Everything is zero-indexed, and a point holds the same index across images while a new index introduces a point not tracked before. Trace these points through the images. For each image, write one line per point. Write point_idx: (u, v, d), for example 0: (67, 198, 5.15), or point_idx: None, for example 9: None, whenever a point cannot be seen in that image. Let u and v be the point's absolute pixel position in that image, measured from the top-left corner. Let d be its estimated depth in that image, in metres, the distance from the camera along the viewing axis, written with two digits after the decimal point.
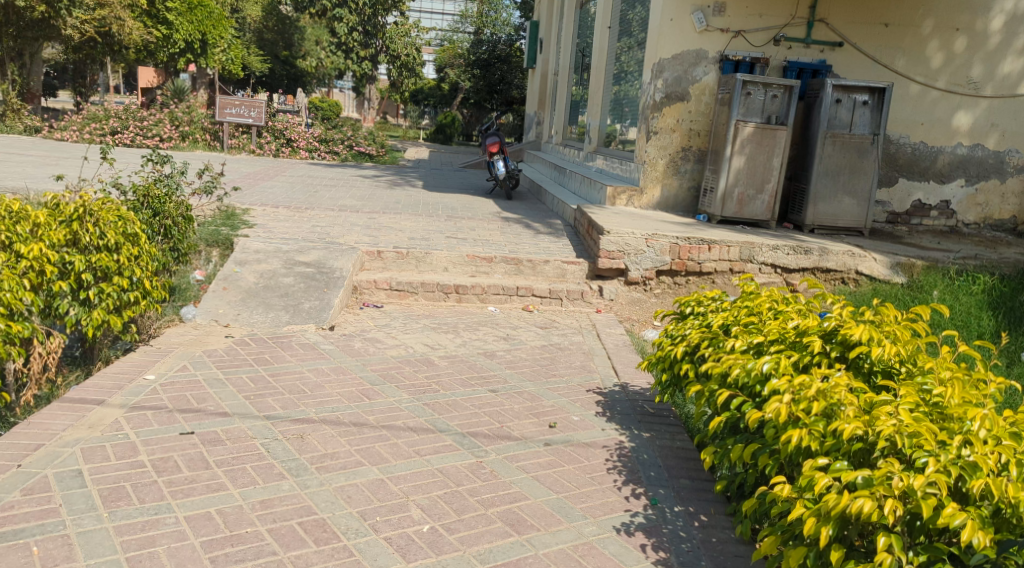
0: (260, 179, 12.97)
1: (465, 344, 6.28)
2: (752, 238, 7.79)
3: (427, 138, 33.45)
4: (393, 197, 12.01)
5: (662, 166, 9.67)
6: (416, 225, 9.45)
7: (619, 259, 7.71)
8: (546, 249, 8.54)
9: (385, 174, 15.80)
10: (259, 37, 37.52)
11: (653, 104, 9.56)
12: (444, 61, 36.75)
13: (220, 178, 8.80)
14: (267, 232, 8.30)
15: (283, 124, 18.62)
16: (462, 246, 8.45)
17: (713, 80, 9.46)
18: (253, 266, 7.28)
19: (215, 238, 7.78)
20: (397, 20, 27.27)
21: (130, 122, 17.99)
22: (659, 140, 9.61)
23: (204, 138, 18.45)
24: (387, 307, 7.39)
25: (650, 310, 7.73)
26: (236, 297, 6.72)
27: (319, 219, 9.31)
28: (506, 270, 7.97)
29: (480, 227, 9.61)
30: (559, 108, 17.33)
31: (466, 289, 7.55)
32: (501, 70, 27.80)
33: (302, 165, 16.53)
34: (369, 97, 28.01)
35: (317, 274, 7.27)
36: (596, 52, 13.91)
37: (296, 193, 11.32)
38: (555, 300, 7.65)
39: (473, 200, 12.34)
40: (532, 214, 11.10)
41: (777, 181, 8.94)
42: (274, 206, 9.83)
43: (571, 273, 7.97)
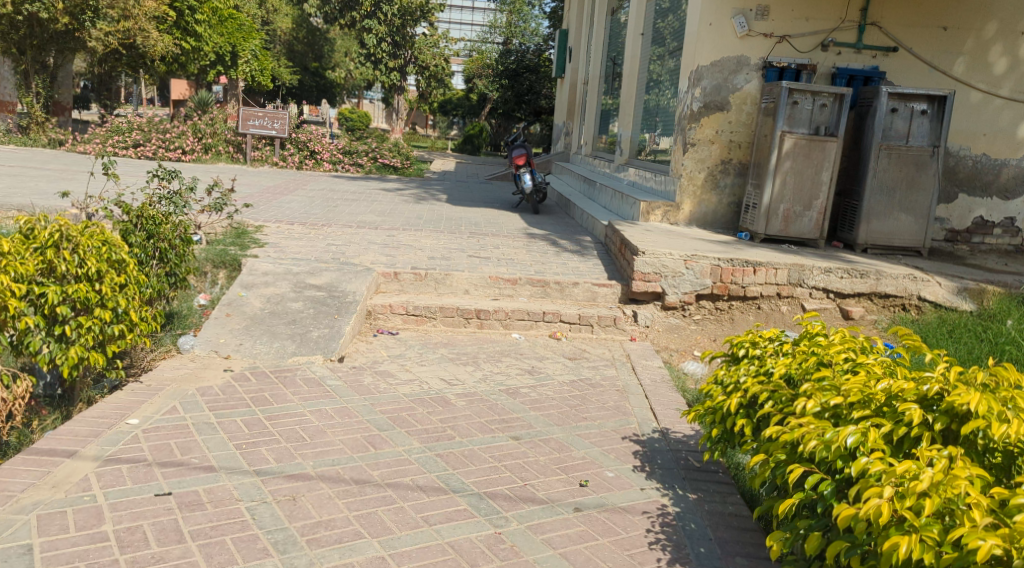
0: (279, 193, 12.53)
1: (486, 379, 5.69)
2: (802, 260, 7.17)
3: (455, 149, 32.99)
4: (415, 212, 11.50)
5: (700, 180, 9.06)
6: (437, 243, 8.90)
7: (655, 282, 7.10)
8: (575, 270, 7.95)
9: (409, 187, 15.31)
10: (288, 49, 37.40)
11: (690, 114, 8.97)
12: (473, 71, 36.29)
13: (231, 194, 8.31)
14: (279, 252, 7.79)
15: (307, 136, 18.21)
16: (485, 267, 7.90)
17: (755, 88, 8.84)
18: (259, 289, 6.76)
19: (221, 258, 7.29)
20: (424, 31, 26.89)
21: (153, 134, 17.73)
22: (697, 153, 9.01)
23: (227, 149, 18.12)
24: (403, 334, 6.83)
25: (691, 339, 7.10)
26: (239, 325, 6.19)
27: (335, 236, 8.80)
28: (531, 294, 7.39)
29: (505, 245, 9.05)
30: (589, 119, 16.72)
31: (488, 314, 6.96)
32: (530, 79, 27.31)
33: (324, 178, 16.09)
34: (397, 108, 27.58)
35: (327, 299, 6.73)
36: (628, 59, 13.27)
37: (314, 209, 10.83)
38: (584, 327, 7.00)
39: (498, 215, 11.79)
40: (560, 230, 10.51)
41: (826, 197, 8.28)
42: (289, 222, 9.34)
43: (602, 296, 7.37)
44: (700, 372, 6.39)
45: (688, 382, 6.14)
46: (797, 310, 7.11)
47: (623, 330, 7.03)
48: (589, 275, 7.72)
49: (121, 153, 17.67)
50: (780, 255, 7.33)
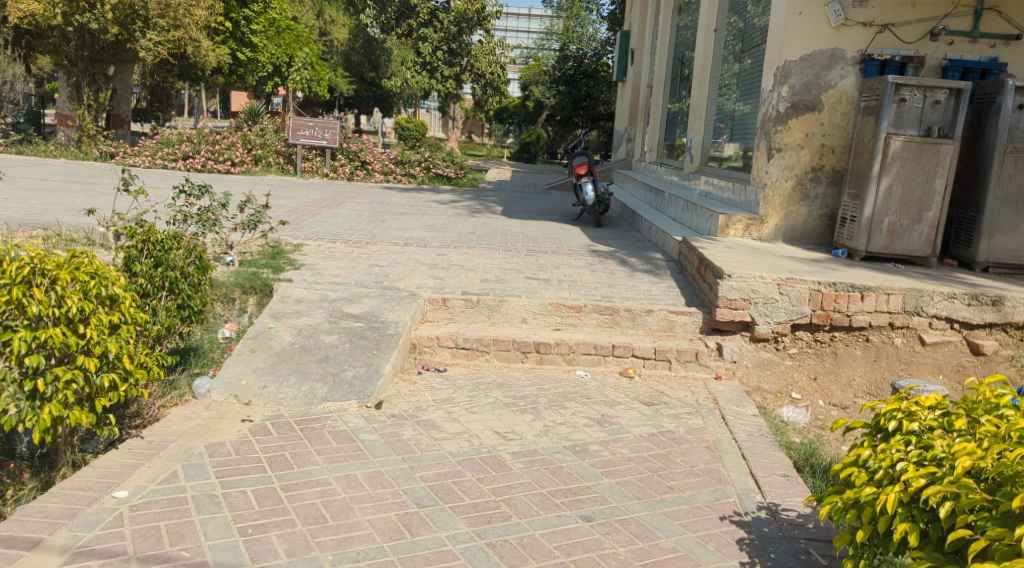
0: (326, 208, 11.83)
1: (549, 432, 4.79)
2: (918, 284, 6.13)
3: (512, 158, 32.23)
4: (469, 226, 10.68)
5: (787, 189, 8.14)
6: (492, 263, 8.04)
7: (742, 310, 6.13)
8: (648, 294, 7.03)
9: (463, 199, 14.52)
10: (345, 60, 37.13)
11: (775, 116, 8.08)
12: (529, 78, 35.49)
13: (265, 210, 7.54)
14: (317, 275, 7.00)
15: (359, 146, 17.62)
16: (545, 291, 7.01)
17: (851, 85, 7.93)
18: (290, 320, 5.97)
19: (251, 283, 6.53)
20: (480, 37, 25.70)
21: (203, 145, 17.20)
22: (784, 159, 8.11)
23: (277, 161, 17.57)
24: (452, 371, 5.97)
25: (787, 377, 6.09)
26: (264, 362, 5.39)
27: (380, 256, 7.99)
28: (598, 323, 6.47)
29: (567, 264, 8.16)
30: (654, 124, 15.70)
31: (550, 348, 6.06)
32: (588, 85, 26.35)
33: (376, 190, 15.37)
34: (453, 116, 26.82)
35: (366, 330, 5.91)
36: (699, 58, 12.23)
37: (360, 224, 10.05)
38: (661, 363, 6.05)
39: (559, 230, 10.90)
40: (626, 245, 9.58)
41: (939, 208, 7.28)
42: (332, 240, 8.58)
43: (680, 326, 6.40)
44: (802, 419, 5.40)
45: (790, 434, 5.16)
46: (913, 342, 6.07)
47: (707, 367, 6.05)
48: (663, 300, 6.78)
49: (170, 166, 17.22)
50: (890, 276, 6.29)
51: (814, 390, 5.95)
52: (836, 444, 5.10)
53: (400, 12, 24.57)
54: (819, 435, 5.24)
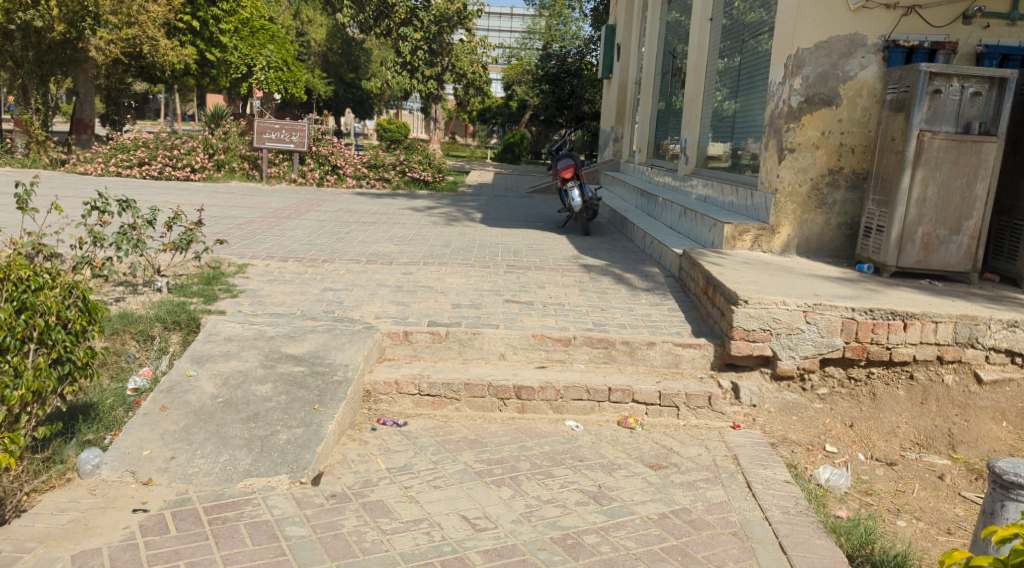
0: (286, 218, 10.77)
1: (531, 517, 3.77)
2: (971, 309, 5.13)
3: (496, 159, 31.15)
4: (442, 238, 9.66)
5: (802, 195, 7.17)
6: (466, 283, 7.00)
7: (761, 342, 5.17)
8: (648, 321, 6.03)
9: (440, 205, 13.48)
10: (324, 60, 35.24)
11: (788, 112, 7.12)
12: (512, 77, 34.44)
13: (198, 227, 6.45)
14: (257, 303, 5.95)
15: (329, 150, 16.48)
16: (526, 319, 5.98)
17: (873, 75, 6.94)
18: (215, 365, 4.91)
19: (175, 317, 5.48)
20: (462, 36, 24.92)
21: (160, 150, 16.04)
22: (796, 161, 7.14)
23: (242, 166, 16.49)
24: (414, 425, 4.92)
25: (817, 424, 5.07)
26: (175, 427, 4.33)
27: (336, 277, 6.95)
28: (590, 359, 5.44)
29: (553, 284, 7.15)
30: (644, 122, 14.68)
31: (533, 394, 5.02)
32: (572, 84, 25.24)
33: (346, 196, 14.28)
34: (435, 117, 25.67)
35: (308, 377, 4.86)
36: (693, 51, 11.20)
37: (319, 238, 8.98)
38: (666, 410, 5.02)
39: (542, 240, 9.88)
40: (619, 258, 8.55)
41: (981, 216, 6.30)
42: (284, 259, 7.57)
43: (687, 361, 5.39)
44: (844, 482, 4.38)
45: (833, 506, 4.15)
46: (968, 381, 5.07)
47: (723, 415, 5.02)
48: (664, 330, 5.77)
49: (124, 173, 16.06)
50: (935, 300, 5.29)
51: (853, 440, 4.91)
52: (890, 519, 4.10)
53: (378, 11, 23.51)
54: (867, 506, 4.22)
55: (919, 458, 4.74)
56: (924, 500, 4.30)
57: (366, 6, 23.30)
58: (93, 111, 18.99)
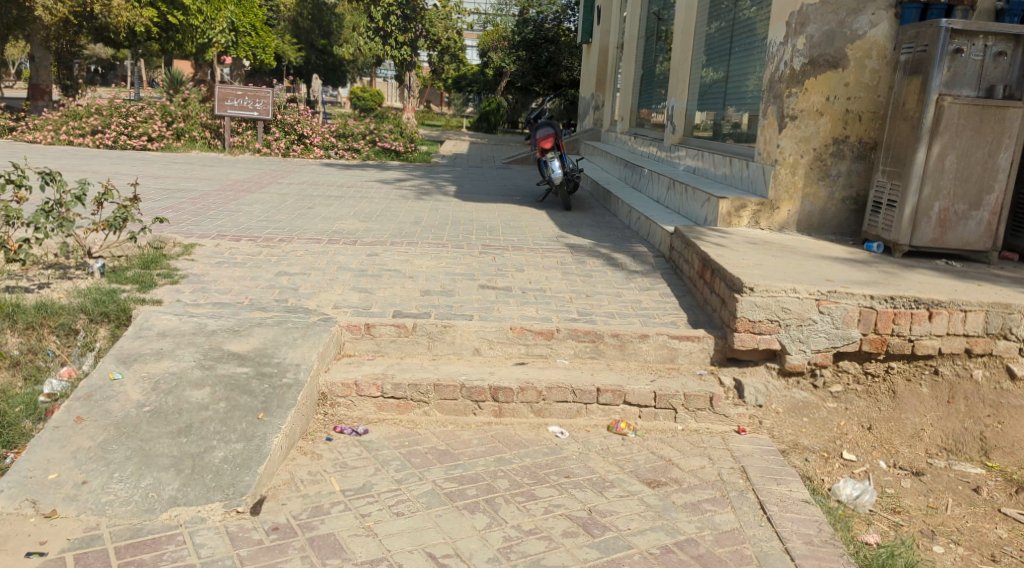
0: (245, 191, 10.07)
1: (510, 554, 3.20)
2: (1003, 296, 4.59)
3: (471, 129, 30.34)
4: (413, 213, 9.00)
5: (804, 166, 6.62)
6: (437, 266, 6.38)
7: (768, 336, 4.61)
8: (638, 311, 5.46)
9: (411, 177, 12.80)
10: (294, 26, 34.11)
11: (790, 75, 6.57)
12: (488, 45, 33.49)
13: (133, 204, 5.76)
14: (200, 291, 5.29)
15: (295, 118, 15.70)
16: (501, 309, 5.39)
17: (884, 33, 6.39)
18: (146, 365, 4.26)
19: (102, 308, 4.82)
20: (436, 1, 24.06)
21: (114, 118, 15.19)
22: (799, 129, 6.58)
23: (203, 135, 15.66)
24: (377, 432, 4.33)
25: (831, 427, 4.50)
26: (91, 443, 3.69)
27: (293, 260, 6.32)
28: (575, 354, 4.88)
29: (533, 267, 6.55)
30: (628, 89, 14.02)
31: (511, 396, 4.44)
32: (549, 51, 24.43)
33: (313, 167, 13.57)
34: (408, 85, 24.79)
35: (251, 380, 4.22)
36: (682, 11, 10.55)
37: (278, 214, 8.33)
38: (662, 413, 4.45)
39: (520, 215, 9.27)
40: (603, 235, 7.98)
41: (1002, 190, 5.73)
42: (236, 238, 6.91)
43: (683, 356, 4.84)
44: (869, 499, 3.81)
45: (860, 529, 3.58)
46: (999, 377, 4.52)
47: (726, 418, 4.45)
48: (655, 321, 5.20)
49: (76, 141, 15.19)
50: (961, 285, 4.74)
51: (873, 445, 4.33)
52: (924, 542, 3.55)
53: None
54: (897, 527, 3.64)
55: (949, 466, 4.17)
56: (960, 519, 3.73)
57: None
58: (48, 76, 18.04)
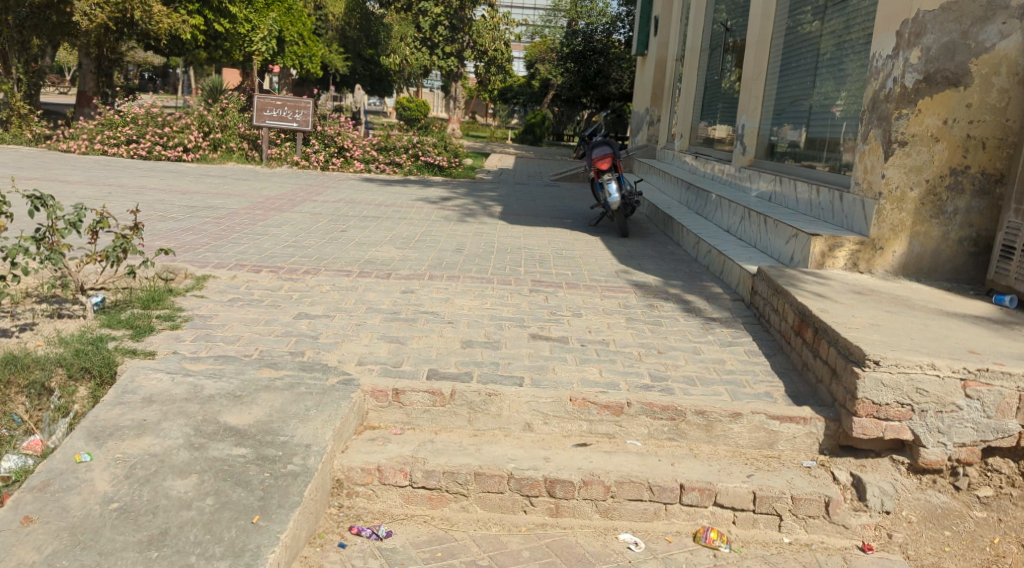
0: (277, 210, 9.31)
1: None
2: None
3: (516, 141, 29.56)
4: (456, 238, 8.17)
5: (914, 200, 5.66)
6: (481, 309, 5.51)
7: (897, 423, 3.70)
8: (723, 376, 4.52)
9: (455, 195, 11.99)
10: (342, 36, 33.77)
11: (900, 93, 5.66)
12: (535, 56, 32.73)
13: (135, 232, 4.97)
14: (203, 340, 4.46)
15: (336, 130, 15.03)
16: (557, 369, 4.48)
17: (1015, 46, 5.42)
18: (121, 443, 3.43)
19: (83, 363, 4.02)
20: (485, 12, 23.25)
21: (150, 128, 14.62)
22: (909, 156, 5.62)
23: (241, 147, 15.03)
24: (403, 534, 3.48)
25: (980, 545, 3.61)
26: (36, 557, 2.88)
27: (317, 297, 5.51)
28: (648, 434, 3.97)
29: (592, 311, 5.65)
30: (687, 104, 13.05)
31: (570, 492, 3.56)
32: (598, 62, 23.41)
33: (351, 182, 12.85)
34: (454, 96, 24.08)
35: (249, 466, 3.37)
36: (756, 20, 9.58)
37: (307, 238, 7.55)
38: (762, 520, 3.55)
39: (574, 243, 8.40)
40: (668, 271, 7.07)
41: None
42: (257, 268, 6.13)
43: (784, 441, 3.91)
44: None
45: None
46: None
47: (847, 530, 3.55)
48: (746, 394, 4.26)
49: (111, 151, 14.64)
50: None
51: None
52: None
53: None
54: None
55: None
56: None
57: None
58: (91, 83, 17.68)
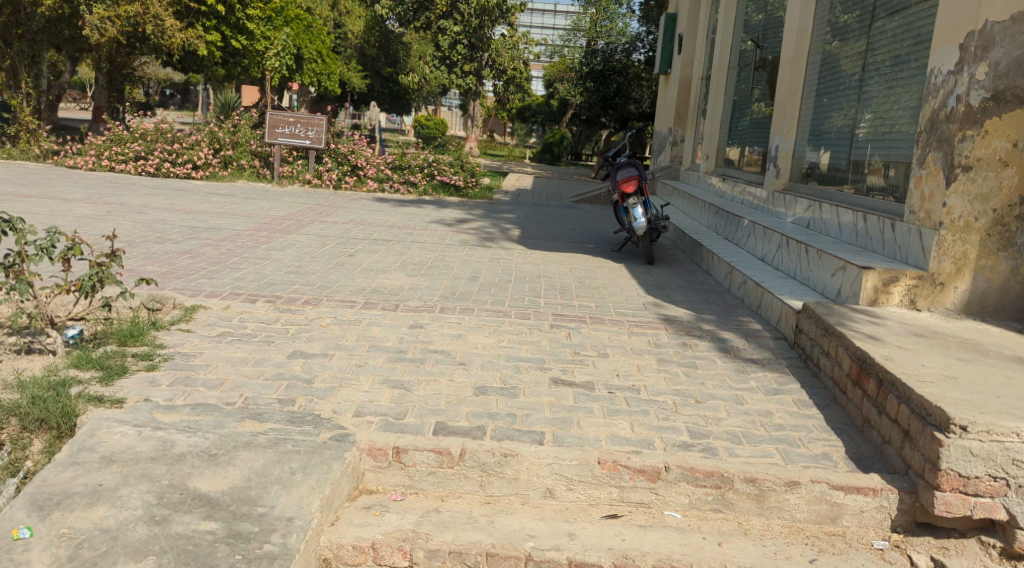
0: (283, 232, 8.82)
1: None
2: None
3: (535, 160, 29.12)
4: (471, 265, 7.65)
5: (980, 231, 5.10)
6: (496, 347, 4.96)
7: (989, 500, 3.19)
8: (773, 433, 3.96)
9: (472, 216, 11.49)
10: (360, 54, 33.53)
11: (964, 113, 5.10)
12: (554, 75, 32.38)
13: (113, 260, 4.47)
14: (182, 384, 3.94)
15: (350, 147, 14.60)
16: (582, 423, 3.92)
17: None
18: (69, 515, 2.91)
19: (38, 413, 3.51)
20: (504, 31, 22.79)
21: (158, 144, 14.22)
22: (974, 182, 5.07)
23: (253, 164, 14.63)
24: None
25: None
26: None
27: (316, 333, 4.99)
28: (689, 505, 3.40)
29: (619, 350, 5.10)
30: (715, 125, 12.50)
31: None
32: (618, 82, 22.74)
33: (365, 202, 12.38)
34: (472, 115, 23.65)
35: (217, 547, 2.83)
36: (789, 36, 9.04)
37: (311, 263, 7.05)
38: None
39: (597, 271, 7.86)
40: (701, 304, 6.51)
41: None
42: (253, 298, 5.62)
43: (850, 516, 3.36)
44: None
45: None
46: None
47: None
48: (802, 458, 3.69)
49: (119, 168, 14.26)
50: None
51: None
52: None
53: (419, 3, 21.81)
54: None
55: None
56: None
57: None
58: (103, 98, 17.36)
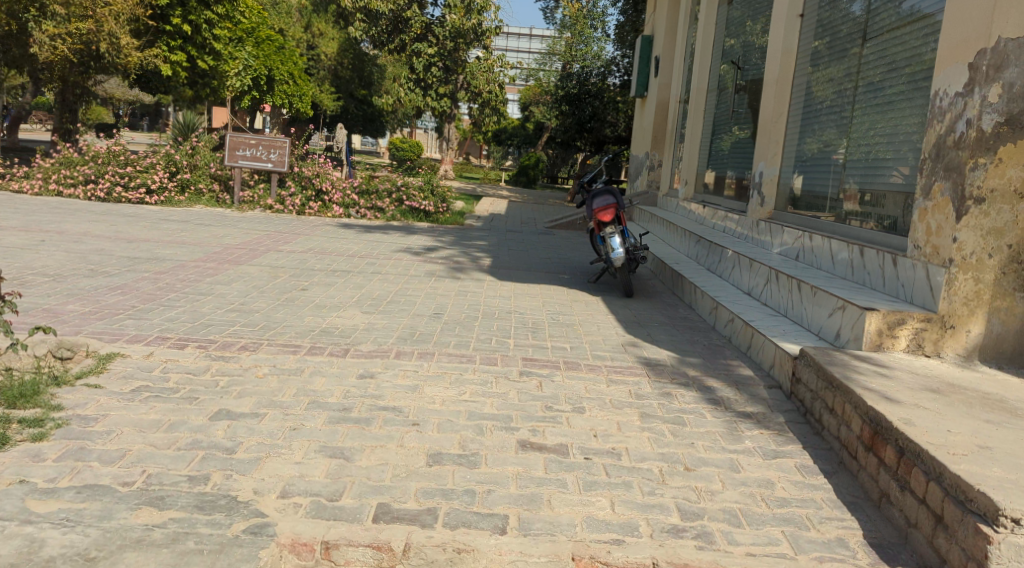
0: (233, 263, 8.15)
1: None
2: None
3: (511, 183, 28.61)
4: (434, 300, 7.04)
5: (995, 270, 4.58)
6: (456, 402, 4.33)
7: None
8: (777, 512, 3.36)
9: (440, 244, 10.88)
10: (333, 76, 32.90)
11: (976, 139, 4.60)
12: (530, 98, 31.94)
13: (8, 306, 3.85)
14: (72, 458, 3.29)
15: (315, 171, 13.89)
16: (554, 502, 3.30)
17: None
18: None
19: None
20: (478, 53, 22.25)
21: (110, 167, 13.45)
22: (989, 215, 4.54)
23: (212, 189, 13.93)
24: None
25: None
26: None
27: (248, 386, 4.33)
28: None
29: (595, 403, 4.50)
30: (693, 148, 12.00)
31: None
32: (593, 105, 22.36)
33: (328, 229, 11.73)
34: (447, 137, 23.09)
35: None
36: (772, 57, 8.58)
37: (256, 300, 6.39)
38: None
39: (571, 305, 7.27)
40: (685, 344, 5.92)
41: None
42: (182, 343, 4.96)
43: None
44: None
45: None
46: None
47: None
48: (813, 546, 3.11)
49: (68, 192, 13.49)
50: None
51: None
52: None
53: (392, 24, 21.13)
54: None
55: None
56: None
57: (380, 21, 20.87)
58: (56, 118, 16.56)
